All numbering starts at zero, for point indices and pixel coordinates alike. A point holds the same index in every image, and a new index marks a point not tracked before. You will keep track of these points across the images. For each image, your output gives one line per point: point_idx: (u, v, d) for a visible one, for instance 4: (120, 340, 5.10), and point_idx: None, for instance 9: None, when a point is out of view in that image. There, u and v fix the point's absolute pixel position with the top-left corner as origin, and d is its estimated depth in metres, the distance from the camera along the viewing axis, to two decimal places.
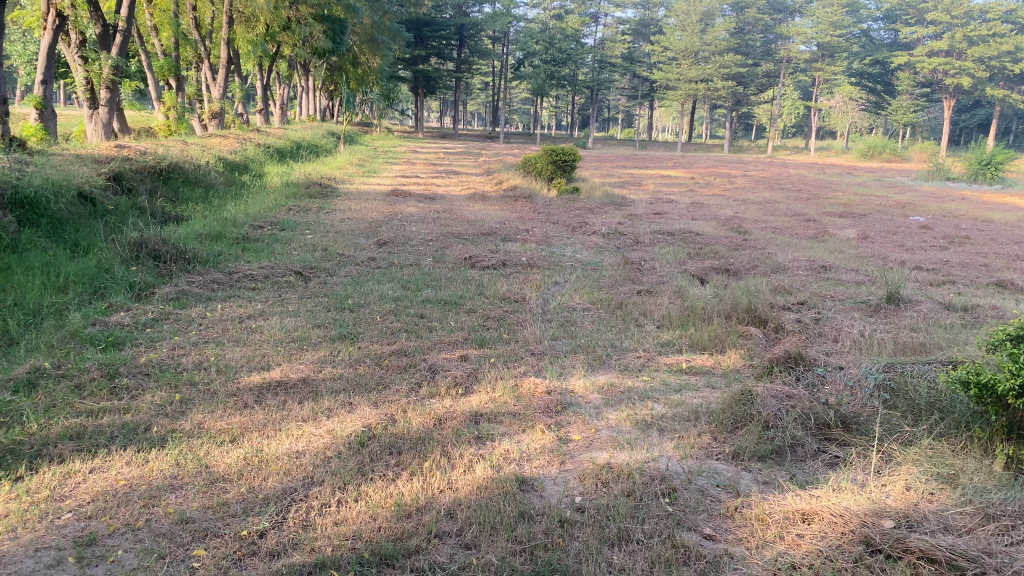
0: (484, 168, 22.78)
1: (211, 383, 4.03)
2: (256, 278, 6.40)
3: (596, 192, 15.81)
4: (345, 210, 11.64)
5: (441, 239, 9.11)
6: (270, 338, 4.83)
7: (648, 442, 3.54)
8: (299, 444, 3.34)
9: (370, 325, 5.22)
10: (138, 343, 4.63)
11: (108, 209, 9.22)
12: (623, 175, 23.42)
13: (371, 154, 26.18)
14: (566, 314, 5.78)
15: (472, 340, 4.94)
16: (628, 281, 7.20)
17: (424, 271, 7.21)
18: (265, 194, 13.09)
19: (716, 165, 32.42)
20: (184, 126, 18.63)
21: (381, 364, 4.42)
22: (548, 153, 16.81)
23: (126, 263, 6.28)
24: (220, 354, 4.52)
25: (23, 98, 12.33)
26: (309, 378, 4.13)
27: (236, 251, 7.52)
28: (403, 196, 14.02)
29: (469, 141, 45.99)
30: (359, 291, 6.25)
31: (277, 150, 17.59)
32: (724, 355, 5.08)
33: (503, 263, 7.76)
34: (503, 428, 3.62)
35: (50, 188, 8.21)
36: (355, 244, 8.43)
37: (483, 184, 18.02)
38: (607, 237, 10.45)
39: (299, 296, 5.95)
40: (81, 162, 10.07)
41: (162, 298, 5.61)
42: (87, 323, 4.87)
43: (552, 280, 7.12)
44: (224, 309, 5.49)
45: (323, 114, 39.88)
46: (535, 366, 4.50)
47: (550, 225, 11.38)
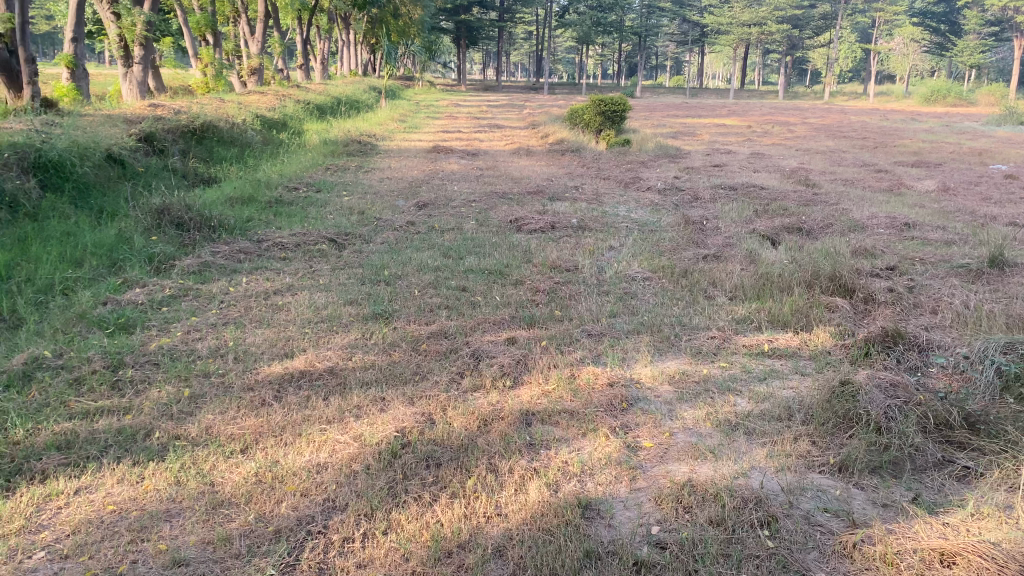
0: (528, 121, 22.01)
1: (227, 375, 3.54)
2: (286, 247, 5.90)
3: (649, 144, 15.00)
4: (385, 168, 11.09)
5: (485, 200, 8.52)
6: (296, 318, 4.32)
7: (734, 452, 2.96)
8: (321, 455, 2.83)
9: (407, 301, 4.68)
10: (151, 326, 4.16)
11: (138, 171, 8.80)
12: (674, 124, 22.42)
13: (413, 109, 25.55)
14: (625, 285, 5.17)
15: (520, 319, 4.38)
16: (689, 244, 6.54)
17: (467, 237, 6.66)
18: (303, 153, 12.61)
19: (772, 112, 31.06)
20: (223, 83, 18.21)
21: (418, 349, 3.88)
22: (597, 104, 16.04)
23: (147, 232, 5.84)
24: (241, 338, 4.04)
25: (54, 57, 11.89)
26: (337, 367, 3.61)
27: (267, 215, 7.04)
28: (445, 152, 13.44)
29: (513, 92, 44.96)
30: (397, 260, 5.72)
31: (316, 106, 17.07)
32: (810, 334, 4.43)
33: (553, 226, 7.15)
34: (559, 432, 3.06)
35: (74, 151, 7.81)
36: (393, 207, 7.89)
37: (528, 138, 17.32)
38: (662, 193, 9.73)
39: (331, 266, 5.44)
40: (111, 122, 9.66)
41: (182, 271, 5.15)
42: (97, 303, 4.43)
43: (607, 245, 6.50)
44: (248, 283, 5.00)
45: (364, 68, 39.24)
46: (594, 351, 3.92)
47: (601, 181, 10.69)
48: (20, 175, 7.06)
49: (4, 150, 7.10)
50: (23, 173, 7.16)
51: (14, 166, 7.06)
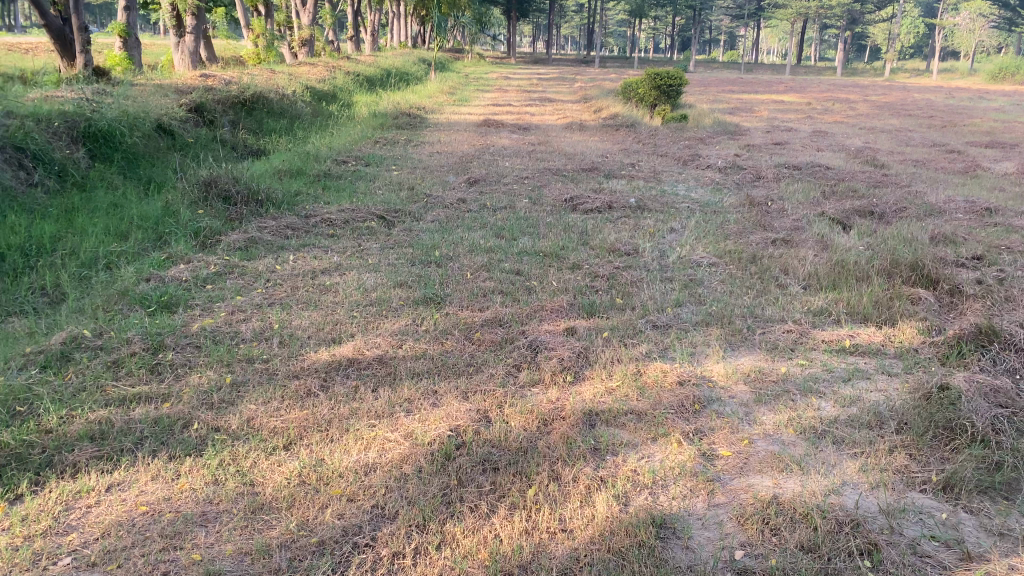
0: (579, 95, 21.57)
1: (271, 361, 3.35)
2: (335, 224, 5.70)
3: (706, 120, 14.51)
4: (435, 142, 10.86)
5: (538, 177, 8.23)
6: (344, 300, 4.12)
7: (822, 466, 2.67)
8: (369, 454, 2.62)
9: (459, 285, 4.44)
10: (194, 305, 3.99)
11: (187, 142, 8.70)
12: (730, 100, 21.77)
13: (462, 82, 25.24)
14: (690, 272, 4.87)
15: (579, 307, 4.11)
16: (755, 228, 6.19)
17: (520, 215, 6.40)
18: (352, 126, 12.43)
19: (832, 89, 30.04)
20: (274, 54, 18.11)
21: (471, 338, 3.64)
22: (652, 78, 15.58)
23: (193, 205, 5.69)
24: (286, 320, 3.85)
25: (107, 25, 11.85)
26: (387, 355, 3.39)
27: (316, 190, 6.86)
28: (496, 127, 13.16)
29: (563, 66, 44.33)
30: (447, 239, 5.49)
31: (366, 78, 16.89)
32: (893, 329, 4.08)
33: (609, 206, 6.84)
34: (627, 436, 2.80)
35: (124, 121, 7.71)
36: (444, 183, 7.66)
37: (580, 112, 16.91)
38: (722, 173, 9.33)
39: (380, 245, 5.23)
40: (161, 92, 9.57)
41: (228, 247, 4.97)
42: (140, 279, 4.27)
43: (668, 227, 6.18)
44: (296, 261, 4.81)
45: (414, 40, 39.01)
46: (660, 344, 3.64)
47: (657, 158, 10.32)
48: (70, 144, 6.99)
49: (54, 119, 7.01)
50: (74, 143, 7.08)
51: (64, 136, 6.98)
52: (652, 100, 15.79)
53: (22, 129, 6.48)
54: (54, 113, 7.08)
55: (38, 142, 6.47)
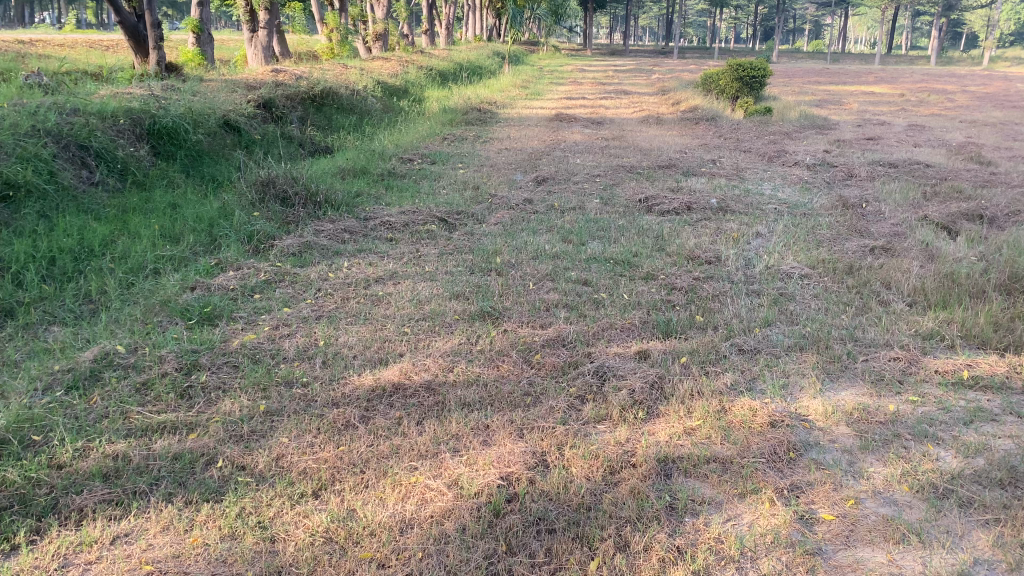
0: (657, 87, 20.95)
1: (311, 385, 3.04)
2: (393, 227, 5.41)
3: (791, 113, 13.80)
4: (505, 138, 10.52)
5: (611, 174, 7.81)
6: (396, 313, 3.80)
7: (948, 538, 2.21)
8: (408, 505, 2.28)
9: (521, 297, 4.08)
10: (237, 317, 3.72)
11: (254, 139, 8.58)
12: (816, 92, 20.82)
13: (535, 75, 24.87)
14: (778, 286, 4.40)
15: (654, 326, 3.70)
16: (849, 235, 5.65)
17: (590, 218, 6.00)
18: (422, 121, 12.20)
19: (926, 79, 28.58)
20: (347, 48, 18.07)
21: (532, 361, 3.28)
22: (734, 70, 14.97)
23: (250, 207, 5.47)
24: (332, 335, 3.55)
25: (181, 21, 11.88)
26: (437, 381, 3.05)
27: (377, 189, 6.60)
28: (568, 121, 12.77)
29: (640, 58, 43.54)
30: (512, 244, 5.14)
31: (439, 73, 16.68)
32: (1018, 356, 3.54)
33: (688, 207, 6.37)
34: (708, 493, 2.40)
35: (189, 118, 7.61)
36: (511, 181, 7.31)
37: (657, 105, 16.35)
38: (809, 171, 8.72)
39: (440, 251, 4.90)
40: (230, 88, 9.49)
41: (280, 251, 4.72)
42: (184, 287, 4.04)
43: (752, 232, 5.69)
44: (349, 268, 4.53)
45: (488, 34, 38.86)
46: (746, 375, 3.21)
47: (739, 154, 9.75)
48: (133, 142, 6.90)
49: (120, 116, 6.94)
50: (138, 141, 7.00)
51: (128, 133, 6.90)
52: (733, 93, 15.13)
53: (86, 127, 6.41)
54: (119, 109, 7.00)
55: (101, 141, 6.38)
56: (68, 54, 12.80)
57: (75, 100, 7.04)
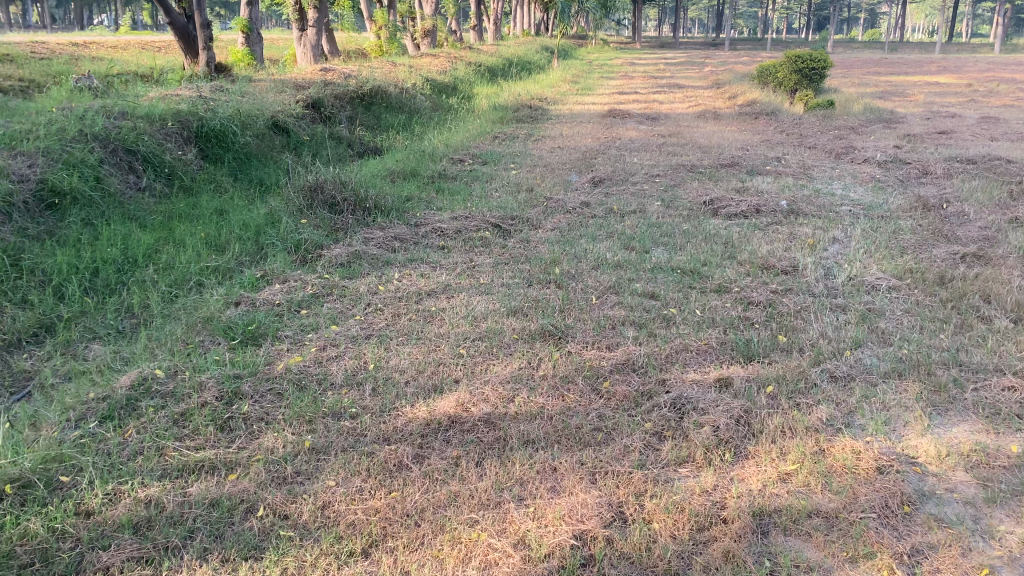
0: (711, 79, 20.42)
1: (361, 417, 2.79)
2: (445, 234, 5.15)
3: (855, 106, 13.21)
4: (557, 136, 10.21)
5: (671, 174, 7.46)
6: (450, 332, 3.53)
7: None
8: (469, 569, 2.01)
9: (584, 314, 3.78)
10: (283, 336, 3.49)
11: (303, 140, 8.42)
12: (878, 83, 20.07)
13: (585, 69, 24.48)
14: (865, 300, 4.02)
15: (732, 348, 3.37)
16: (935, 240, 5.22)
17: (653, 222, 5.67)
18: (471, 119, 11.95)
19: (992, 68, 27.44)
20: (396, 46, 17.92)
21: (600, 391, 2.98)
22: (794, 62, 14.43)
23: (297, 214, 5.27)
24: (383, 356, 3.29)
25: (231, 22, 11.82)
26: (498, 414, 2.77)
27: (428, 193, 6.35)
28: (622, 117, 12.41)
29: (691, 50, 42.79)
30: (571, 253, 4.84)
31: (488, 69, 16.44)
32: None
33: (757, 209, 6.00)
34: (815, 557, 2.08)
35: (237, 120, 7.47)
36: (567, 182, 7.01)
37: (712, 98, 15.88)
38: (881, 169, 8.24)
39: (495, 260, 4.63)
40: (279, 89, 9.35)
41: (328, 261, 4.49)
42: (228, 302, 3.83)
43: (828, 237, 5.29)
44: (400, 280, 4.28)
45: (536, 28, 38.53)
46: (841, 409, 2.87)
47: (804, 151, 9.29)
48: (181, 145, 6.77)
49: (168, 119, 6.82)
50: (186, 144, 6.87)
51: (176, 136, 6.77)
52: (793, 85, 14.59)
53: (133, 130, 6.28)
54: (167, 112, 6.88)
55: (148, 145, 6.25)
56: (120, 56, 12.85)
57: (123, 103, 6.95)
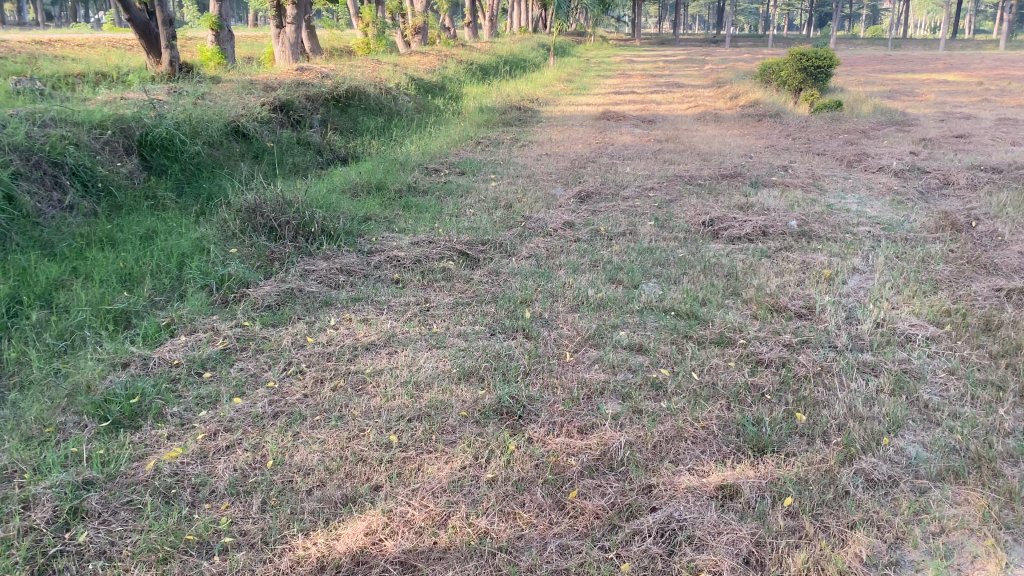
0: (711, 78, 19.67)
1: (235, 553, 2.05)
2: (401, 264, 4.42)
3: (864, 107, 12.49)
4: (546, 141, 9.49)
5: (667, 187, 6.73)
6: (382, 406, 2.80)
7: None
8: None
9: (555, 378, 3.04)
10: (168, 417, 2.76)
11: (266, 147, 7.67)
12: (883, 82, 19.36)
13: (581, 67, 23.74)
14: (901, 357, 3.28)
15: (737, 434, 2.63)
16: (971, 270, 4.48)
17: (644, 247, 4.95)
18: (456, 121, 11.21)
19: (1001, 66, 26.78)
20: (384, 43, 17.16)
21: (564, 504, 2.24)
22: (797, 60, 13.73)
23: (230, 241, 4.54)
24: (290, 445, 2.56)
25: (199, 17, 11.05)
26: (420, 552, 2.04)
27: (392, 211, 5.62)
28: (617, 119, 11.68)
29: (691, 46, 42.11)
30: (547, 288, 4.11)
31: (479, 67, 15.69)
32: None
33: (763, 231, 5.28)
34: None
35: (186, 127, 6.74)
36: (550, 197, 6.29)
37: (714, 98, 15.13)
38: (897, 179, 7.52)
39: (455, 300, 3.89)
40: (243, 90, 8.59)
41: (251, 305, 3.75)
42: (113, 365, 3.09)
43: (846, 266, 4.56)
44: (337, 328, 3.55)
45: (533, 25, 37.76)
46: (886, 534, 2.14)
47: (812, 158, 8.56)
48: (120, 156, 6.03)
49: (107, 126, 6.07)
50: (125, 154, 6.12)
51: (114, 146, 6.03)
52: (797, 84, 13.88)
53: (62, 140, 5.53)
54: (107, 118, 6.14)
55: (78, 156, 5.50)
56: (87, 54, 12.09)
57: (58, 107, 6.21)
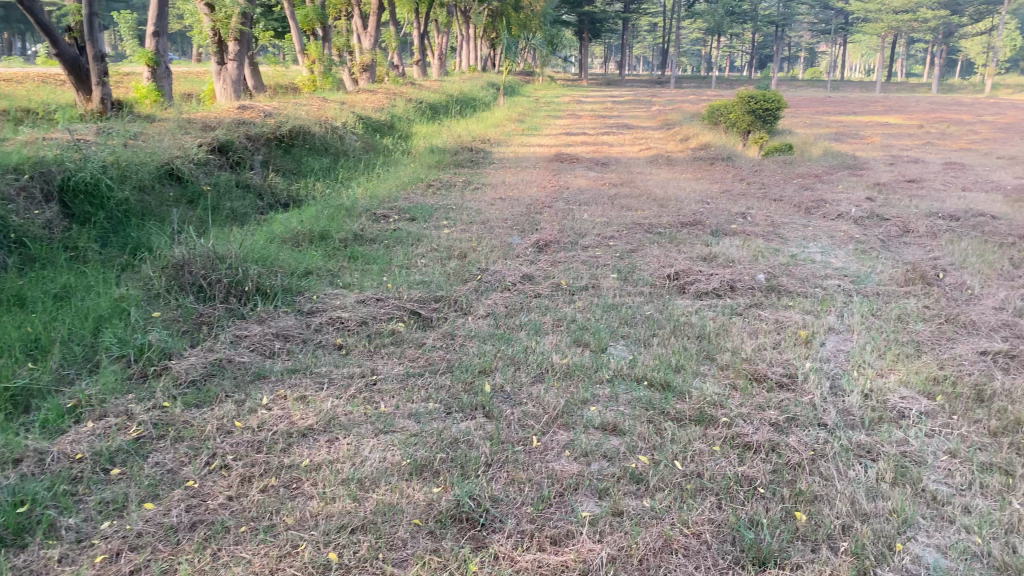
0: (660, 120, 19.72)
1: None
2: (346, 327, 4.02)
3: (814, 150, 12.54)
4: (499, 185, 9.21)
5: (627, 236, 6.48)
6: (320, 513, 2.39)
7: None
8: None
9: (520, 470, 2.67)
10: (61, 532, 2.31)
11: (203, 191, 7.22)
12: (828, 123, 19.66)
13: (532, 106, 23.69)
14: (898, 436, 2.99)
15: (732, 543, 2.29)
16: (951, 330, 4.26)
17: (608, 303, 4.64)
18: (405, 162, 10.88)
19: (936, 108, 27.71)
20: (331, 81, 16.80)
21: None
22: (746, 103, 13.79)
23: (155, 302, 4.09)
24: (206, 569, 2.13)
25: (135, 52, 10.56)
26: None
27: (336, 264, 5.22)
28: (569, 161, 11.49)
29: (637, 87, 42.66)
30: (507, 354, 3.75)
31: (429, 106, 15.43)
32: None
33: (730, 285, 5.03)
34: None
35: (114, 171, 6.26)
36: (506, 246, 5.97)
37: (664, 140, 15.11)
38: (857, 226, 7.39)
39: (406, 371, 3.50)
40: (180, 130, 8.12)
41: (172, 381, 3.31)
42: (2, 463, 2.62)
43: (822, 326, 4.30)
44: (271, 408, 3.13)
45: (481, 64, 37.79)
46: None
47: (768, 204, 8.42)
48: (38, 203, 5.52)
49: (25, 171, 5.58)
50: (45, 201, 5.62)
51: (33, 192, 5.53)
52: (745, 126, 13.93)
53: None
54: (24, 163, 5.63)
55: None
56: (13, 90, 11.45)
57: None
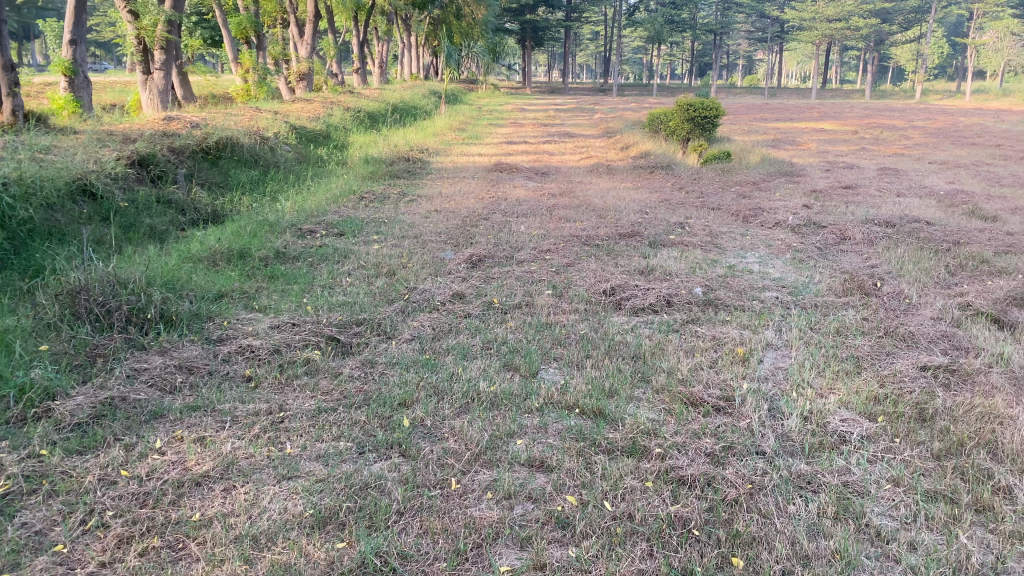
0: (602, 128, 19.70)
1: None
2: (257, 356, 3.74)
3: (752, 157, 12.58)
4: (435, 196, 8.97)
5: (563, 248, 6.30)
6: None
7: None
8: None
9: (435, 519, 2.43)
10: None
11: (118, 207, 6.82)
12: (767, 130, 19.88)
13: (474, 115, 23.49)
14: (839, 464, 2.83)
15: None
16: (890, 343, 4.16)
17: (541, 322, 4.44)
18: (339, 173, 10.56)
19: (869, 114, 28.36)
20: (265, 90, 16.33)
21: None
22: (684, 110, 13.78)
23: (46, 332, 3.73)
24: None
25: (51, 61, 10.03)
26: None
27: (254, 285, 4.90)
28: (509, 171, 11.31)
29: (579, 95, 42.80)
30: (431, 382, 3.50)
31: (367, 115, 15.11)
32: None
33: (668, 300, 4.87)
34: None
35: (17, 187, 5.83)
36: (437, 262, 5.73)
37: (605, 149, 15.04)
38: (795, 234, 7.34)
39: (318, 405, 3.23)
40: (95, 142, 7.69)
41: (55, 424, 2.98)
42: None
43: (760, 342, 4.16)
44: (165, 453, 2.83)
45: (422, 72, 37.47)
46: None
47: (707, 213, 8.34)
48: None
49: None
50: None
51: None
52: (684, 134, 13.93)
53: None
54: None
55: None
56: None
57: None
